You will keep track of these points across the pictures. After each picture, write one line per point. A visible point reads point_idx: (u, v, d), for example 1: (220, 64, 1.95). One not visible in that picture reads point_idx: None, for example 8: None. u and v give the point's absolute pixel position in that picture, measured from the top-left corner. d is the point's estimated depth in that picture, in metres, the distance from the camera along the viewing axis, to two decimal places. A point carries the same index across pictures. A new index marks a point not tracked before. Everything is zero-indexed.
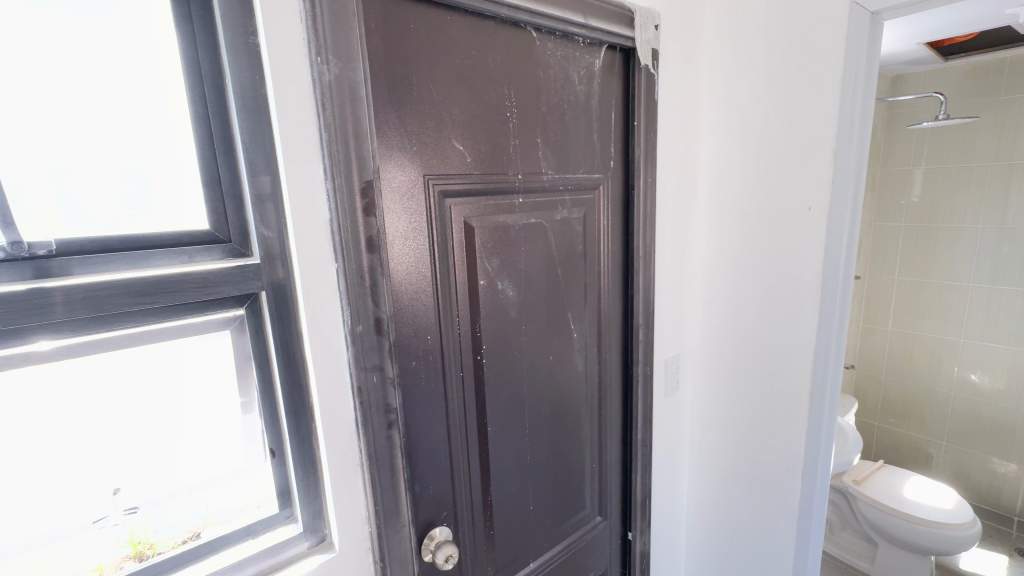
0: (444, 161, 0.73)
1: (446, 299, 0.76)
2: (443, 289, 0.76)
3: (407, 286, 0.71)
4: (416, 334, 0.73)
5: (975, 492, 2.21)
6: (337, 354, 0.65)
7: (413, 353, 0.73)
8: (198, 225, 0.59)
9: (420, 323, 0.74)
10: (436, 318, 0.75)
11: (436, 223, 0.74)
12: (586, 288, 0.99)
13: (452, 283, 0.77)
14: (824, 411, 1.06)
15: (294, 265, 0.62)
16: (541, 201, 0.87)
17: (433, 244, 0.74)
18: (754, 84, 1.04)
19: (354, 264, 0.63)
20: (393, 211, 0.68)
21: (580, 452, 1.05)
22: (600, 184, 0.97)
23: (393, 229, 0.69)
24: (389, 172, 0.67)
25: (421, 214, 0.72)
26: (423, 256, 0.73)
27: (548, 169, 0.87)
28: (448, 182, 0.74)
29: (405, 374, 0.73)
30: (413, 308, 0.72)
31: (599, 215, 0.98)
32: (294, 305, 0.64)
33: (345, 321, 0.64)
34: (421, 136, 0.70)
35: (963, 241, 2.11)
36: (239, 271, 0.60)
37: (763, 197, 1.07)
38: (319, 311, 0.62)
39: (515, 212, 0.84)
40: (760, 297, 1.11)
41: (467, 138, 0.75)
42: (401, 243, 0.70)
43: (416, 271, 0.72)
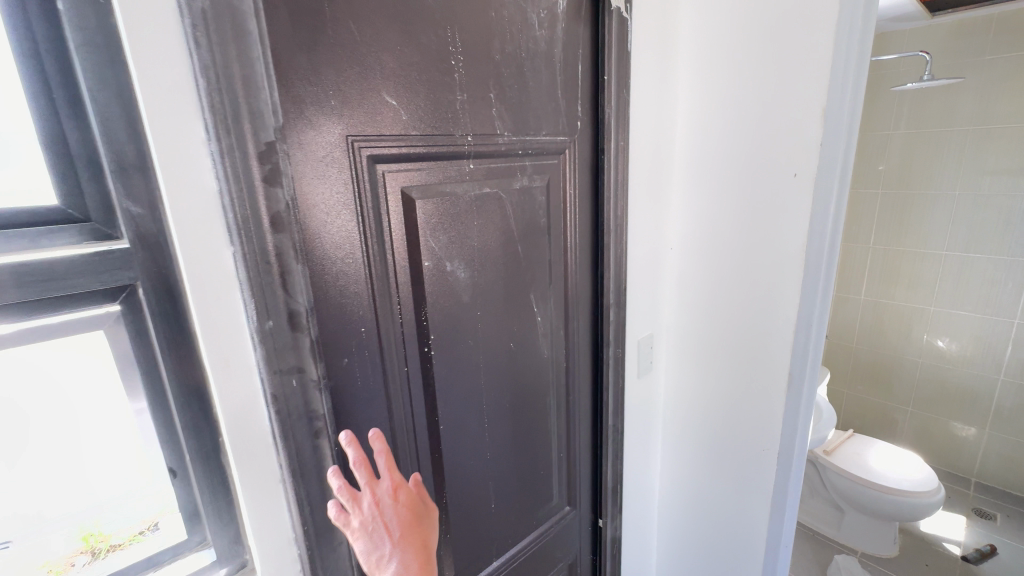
0: (371, 118, 0.60)
1: (383, 284, 0.66)
2: (376, 272, 0.65)
3: (332, 272, 0.60)
4: (345, 327, 0.62)
5: (936, 454, 2.28)
6: (243, 356, 0.53)
7: (343, 347, 0.62)
8: (44, 199, 0.46)
9: (352, 314, 0.63)
10: (370, 307, 0.65)
11: (368, 195, 0.62)
12: (551, 265, 0.89)
13: (387, 264, 0.66)
14: (803, 390, 1.00)
15: (175, 252, 0.50)
16: (497, 166, 0.75)
17: (362, 219, 0.62)
18: (738, 34, 0.92)
19: (256, 247, 0.51)
20: (307, 179, 0.56)
21: (546, 442, 0.97)
22: (566, 148, 0.85)
23: (309, 201, 0.56)
24: (302, 131, 0.54)
25: (347, 185, 0.59)
26: (352, 235, 0.61)
27: (504, 131, 0.75)
28: (379, 144, 0.62)
29: (337, 373, 0.62)
30: (339, 296, 0.61)
31: (565, 183, 0.87)
32: (184, 299, 0.52)
33: (249, 316, 0.52)
34: (340, 85, 0.57)
35: (938, 208, 2.08)
36: (101, 259, 0.47)
37: (744, 163, 0.97)
38: (215, 307, 0.51)
39: (465, 180, 0.72)
40: (740, 270, 1.03)
41: (402, 89, 0.62)
42: (322, 220, 0.58)
43: (341, 252, 0.60)
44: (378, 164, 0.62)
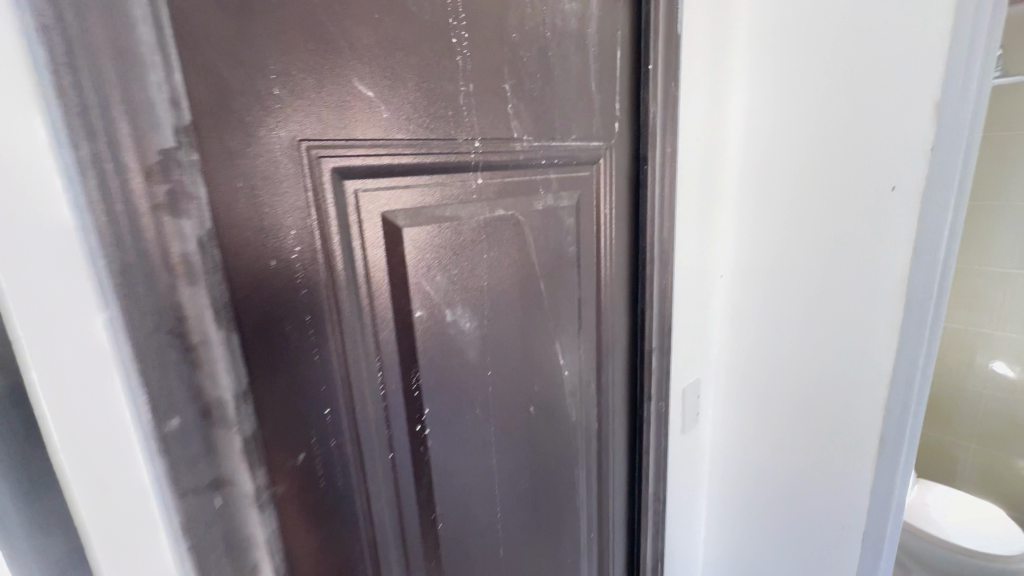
0: (336, 116, 0.42)
1: (355, 346, 0.47)
2: (345, 331, 0.46)
3: (279, 334, 0.42)
4: (298, 409, 0.44)
5: (1003, 496, 2.03)
6: (133, 477, 0.34)
7: (294, 440, 0.44)
8: None
9: (310, 390, 0.45)
10: (335, 380, 0.46)
11: (332, 224, 0.44)
12: (580, 305, 0.70)
13: (360, 318, 0.47)
14: (899, 454, 0.81)
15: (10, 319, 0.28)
16: (514, 181, 0.57)
17: (322, 259, 0.44)
18: (819, 10, 0.73)
19: (145, 309, 0.32)
20: (236, 203, 0.37)
21: (575, 522, 0.77)
22: (601, 157, 0.67)
23: (241, 237, 0.38)
24: (229, 133, 0.36)
25: (300, 211, 0.41)
26: (307, 281, 0.43)
27: (523, 135, 0.57)
28: (350, 152, 0.44)
29: (286, 477, 0.44)
30: (291, 367, 0.43)
31: (600, 201, 0.69)
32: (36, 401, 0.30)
33: (138, 417, 0.33)
34: (290, 69, 0.39)
35: (1007, 220, 1.84)
36: None
37: (822, 172, 0.78)
38: (82, 403, 0.31)
39: (472, 201, 0.54)
40: (814, 304, 0.84)
41: (382, 77, 0.44)
42: (259, 264, 0.39)
43: (291, 305, 0.42)
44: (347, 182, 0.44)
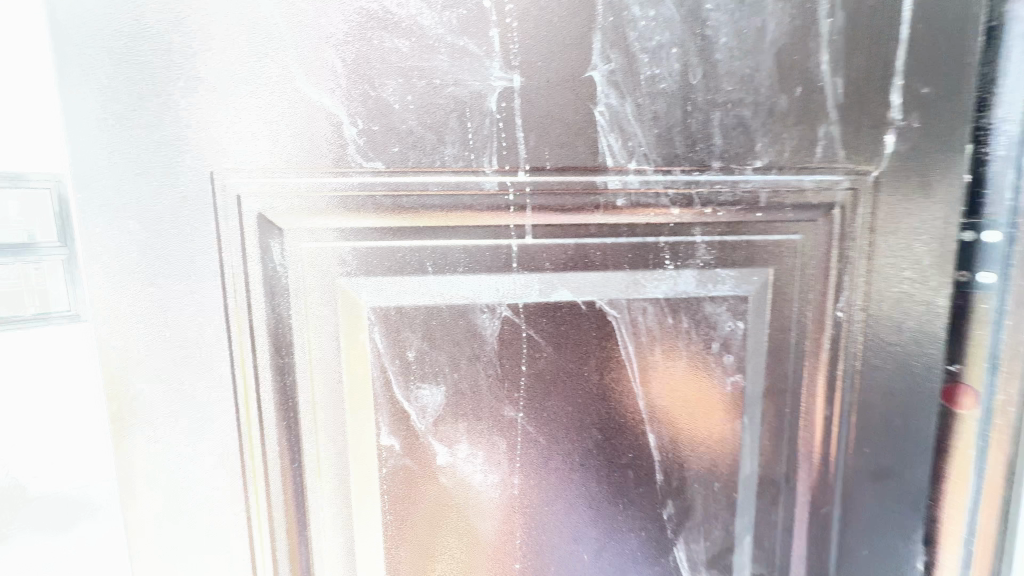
0: (268, 140, 0.28)
1: (280, 476, 0.31)
2: (265, 453, 0.31)
3: (172, 435, 0.31)
4: (191, 541, 0.32)
5: None
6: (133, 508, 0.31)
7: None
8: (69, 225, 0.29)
9: (200, 511, 0.32)
10: (249, 517, 0.32)
11: (260, 290, 0.30)
12: (753, 497, 0.35)
13: (294, 440, 0.31)
14: None
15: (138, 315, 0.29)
16: (603, 246, 0.31)
17: (238, 340, 0.30)
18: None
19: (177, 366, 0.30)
20: (105, 237, 0.28)
21: None
22: (837, 206, 0.32)
23: (114, 286, 0.29)
24: (105, 145, 0.27)
25: (209, 268, 0.29)
26: (216, 372, 0.30)
27: (632, 162, 0.30)
28: (290, 190, 0.29)
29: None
30: (189, 485, 0.31)
31: (827, 292, 0.33)
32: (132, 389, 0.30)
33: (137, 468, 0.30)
34: (206, 79, 0.27)
35: None
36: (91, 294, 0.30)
37: None
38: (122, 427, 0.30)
39: (512, 273, 0.31)
40: None
41: (346, 75, 0.28)
42: (147, 331, 0.29)
43: (190, 398, 0.30)
44: (285, 232, 0.29)
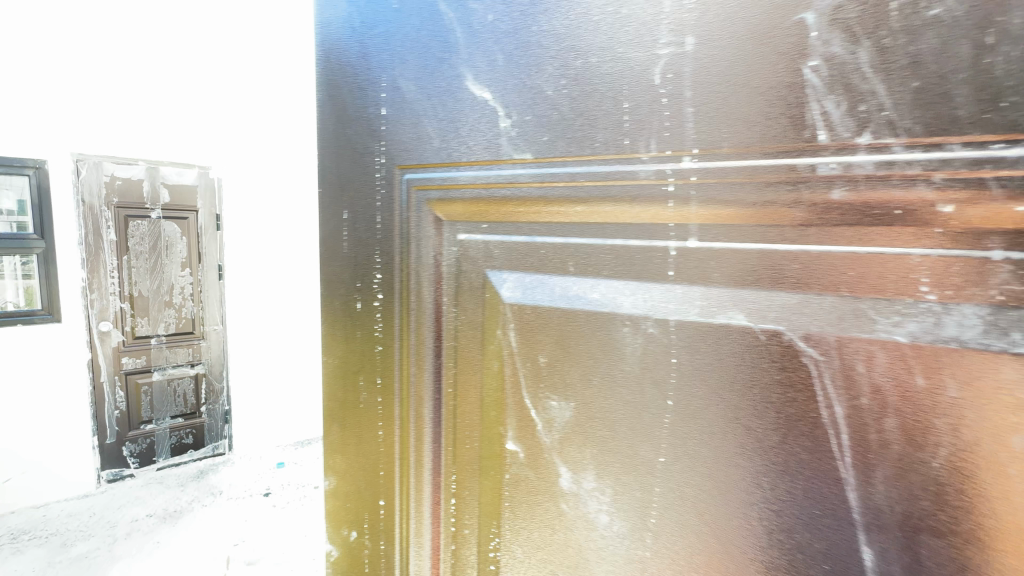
0: (438, 137, 0.31)
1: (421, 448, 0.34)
2: (414, 425, 0.34)
3: (354, 390, 0.37)
4: (360, 485, 0.37)
5: None
6: (358, 442, 0.37)
7: (355, 516, 0.38)
8: (328, 202, 0.36)
9: (367, 455, 0.37)
10: (398, 480, 0.35)
11: (425, 274, 0.32)
12: None
13: (436, 417, 0.33)
14: None
15: (375, 281, 0.34)
16: (803, 257, 0.22)
17: (408, 318, 0.33)
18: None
19: (394, 333, 0.34)
20: (328, 210, 0.36)
21: None
22: None
23: (328, 255, 0.37)
24: (336, 137, 0.35)
25: (385, 244, 0.34)
26: (385, 343, 0.34)
27: (859, 134, 0.20)
28: (456, 188, 0.30)
29: (341, 547, 0.39)
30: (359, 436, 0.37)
31: None
32: (359, 334, 0.36)
33: (370, 406, 0.36)
34: (398, 83, 0.32)
35: None
36: (327, 257, 0.37)
37: None
38: (352, 373, 0.36)
39: (663, 281, 0.25)
40: None
41: (504, 66, 0.28)
42: (345, 300, 0.36)
43: (367, 362, 0.35)
44: (447, 224, 0.31)
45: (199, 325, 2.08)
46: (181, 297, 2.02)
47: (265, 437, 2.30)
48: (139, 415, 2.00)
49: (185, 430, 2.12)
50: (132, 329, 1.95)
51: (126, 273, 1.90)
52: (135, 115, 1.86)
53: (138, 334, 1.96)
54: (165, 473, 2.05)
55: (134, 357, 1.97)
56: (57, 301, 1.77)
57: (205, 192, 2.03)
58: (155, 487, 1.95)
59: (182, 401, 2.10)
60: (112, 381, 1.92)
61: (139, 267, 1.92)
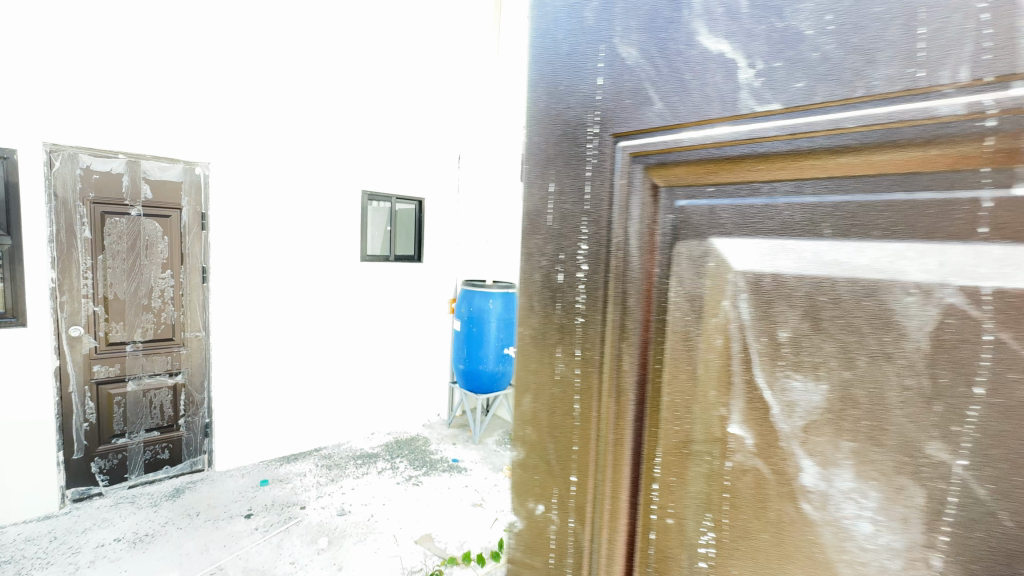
0: (662, 101, 0.30)
1: (620, 428, 0.34)
2: (610, 400, 0.35)
3: (547, 365, 0.38)
4: (549, 459, 0.38)
5: None
6: (550, 410, 0.38)
7: (542, 488, 0.39)
8: (537, 178, 0.38)
9: (557, 425, 0.38)
10: (592, 456, 0.36)
11: (637, 244, 0.33)
12: None
13: (636, 393, 0.34)
14: None
15: (583, 254, 0.35)
16: None
17: (615, 289, 0.33)
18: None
19: (599, 302, 0.34)
20: (534, 183, 0.38)
21: None
22: None
23: (530, 229, 0.38)
24: (545, 109, 0.37)
25: (594, 218, 0.34)
26: (588, 313, 0.35)
27: None
28: (686, 153, 0.30)
29: (525, 518, 0.40)
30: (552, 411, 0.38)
31: None
32: (561, 305, 0.37)
33: (568, 378, 0.37)
34: (623, 55, 0.32)
35: None
36: (532, 231, 0.38)
37: None
38: (552, 341, 0.38)
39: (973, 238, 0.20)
40: None
41: (750, 14, 0.26)
42: (546, 272, 0.37)
43: (564, 334, 0.37)
44: (665, 190, 0.32)
45: (180, 331, 1.95)
46: (160, 300, 1.89)
47: (248, 452, 2.15)
48: (111, 428, 1.85)
49: (161, 444, 1.97)
50: (105, 336, 1.80)
51: (103, 273, 1.76)
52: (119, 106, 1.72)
53: (112, 341, 1.82)
54: (137, 492, 1.90)
55: (107, 365, 1.82)
56: (24, 302, 1.61)
57: (190, 189, 1.91)
58: (126, 507, 1.79)
59: (158, 413, 1.95)
60: (82, 391, 1.77)
61: (116, 269, 1.79)
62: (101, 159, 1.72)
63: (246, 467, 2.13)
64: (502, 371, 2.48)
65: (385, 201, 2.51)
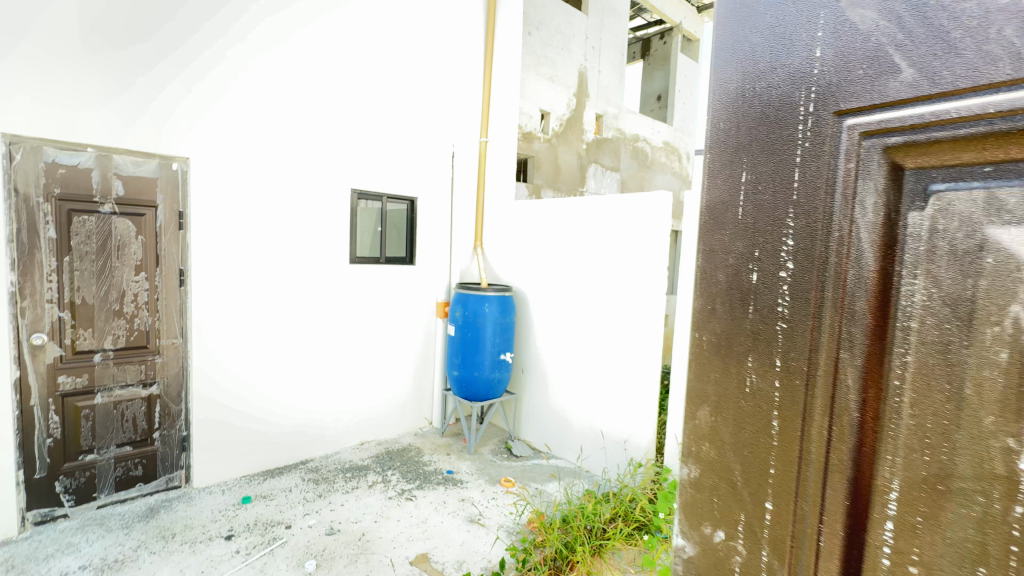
0: (918, 74, 0.26)
1: (837, 426, 0.30)
2: (822, 409, 0.31)
3: (736, 374, 0.36)
4: (735, 480, 0.36)
5: None
6: (752, 414, 0.35)
7: (724, 507, 0.37)
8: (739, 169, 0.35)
9: (750, 450, 0.35)
10: (796, 469, 0.32)
11: (882, 236, 0.28)
12: None
13: (856, 401, 0.30)
14: None
15: (802, 251, 0.31)
16: None
17: (848, 292, 0.29)
18: None
19: (825, 305, 0.30)
20: (722, 180, 0.36)
21: None
22: None
23: (734, 221, 0.35)
24: (760, 100, 0.34)
25: (804, 211, 0.31)
26: (790, 314, 0.32)
27: None
28: (948, 138, 0.26)
29: (704, 533, 0.39)
30: (746, 429, 0.35)
31: None
32: (771, 301, 0.33)
33: (778, 381, 0.33)
34: (861, 24, 0.28)
35: None
36: (731, 224, 0.36)
37: None
38: (758, 342, 0.34)
39: None
40: None
41: None
42: (757, 267, 0.34)
43: (760, 337, 0.34)
44: (913, 173, 0.28)
45: (155, 338, 1.82)
46: (133, 305, 1.76)
47: (229, 466, 2.01)
48: (79, 443, 1.71)
49: (134, 460, 1.82)
50: (71, 344, 1.66)
51: (68, 276, 1.63)
52: (88, 95, 1.58)
53: (80, 349, 1.68)
54: (106, 512, 1.75)
55: (73, 376, 1.67)
56: None
57: (167, 185, 1.78)
58: (93, 530, 1.65)
59: (130, 426, 1.81)
60: (45, 405, 1.63)
61: (84, 271, 1.66)
62: (67, 153, 1.59)
63: (227, 483, 1.99)
64: (499, 378, 2.39)
65: (376, 200, 2.39)
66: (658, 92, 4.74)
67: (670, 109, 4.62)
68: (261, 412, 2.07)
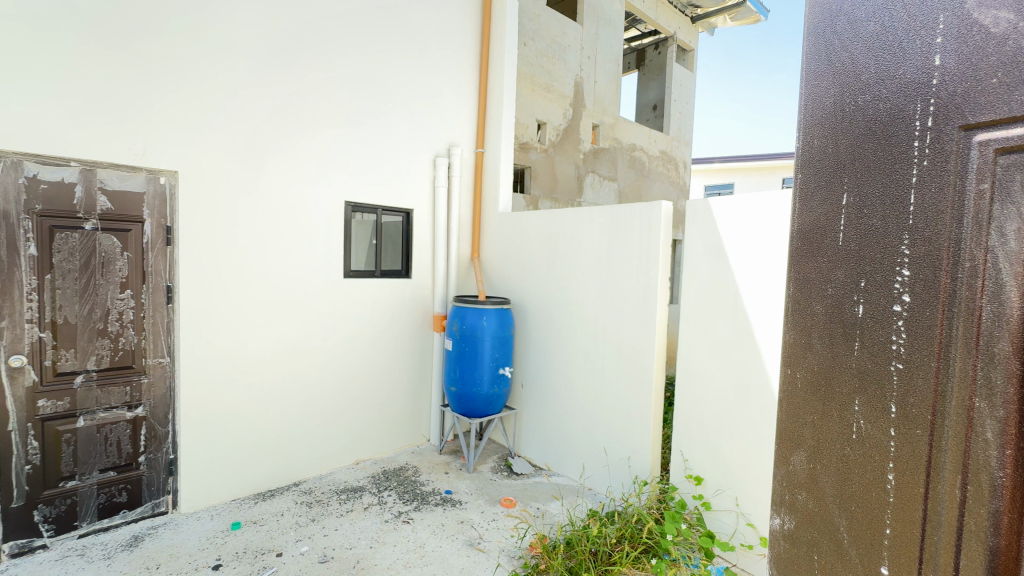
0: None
1: (972, 485, 0.36)
2: (956, 408, 0.37)
3: (851, 420, 0.44)
4: (841, 531, 0.45)
5: None
6: (879, 419, 0.42)
7: (829, 551, 0.46)
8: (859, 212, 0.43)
9: (855, 497, 0.44)
10: (920, 509, 0.39)
11: (1004, 294, 0.35)
12: None
13: (997, 418, 0.35)
14: None
15: (923, 289, 0.39)
16: None
17: (978, 339, 0.36)
18: None
19: (951, 336, 0.38)
20: (850, 223, 0.44)
21: None
22: None
23: (856, 271, 0.44)
24: (876, 148, 0.42)
25: (922, 237, 0.39)
26: (907, 343, 0.40)
27: None
28: None
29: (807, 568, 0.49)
30: (856, 481, 0.44)
31: None
32: (899, 330, 0.41)
33: (906, 381, 0.40)
34: (974, 90, 0.36)
35: None
36: (854, 267, 0.44)
37: None
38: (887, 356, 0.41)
39: None
40: None
41: None
42: (872, 317, 0.42)
43: (866, 377, 0.43)
44: None
45: (140, 358, 1.75)
46: (118, 324, 1.70)
47: (219, 490, 1.93)
48: (59, 470, 1.63)
49: (117, 486, 1.75)
50: (51, 366, 1.59)
51: (50, 295, 1.57)
52: (74, 108, 1.54)
53: (61, 370, 1.61)
54: (88, 541, 1.67)
55: (53, 400, 1.61)
56: None
57: (153, 200, 1.73)
58: (73, 561, 1.56)
59: (114, 450, 1.73)
60: (25, 430, 1.56)
61: (66, 289, 1.60)
62: (51, 168, 1.54)
63: (216, 507, 1.91)
64: (498, 392, 2.32)
65: (370, 212, 2.34)
66: (653, 102, 4.73)
67: (667, 118, 4.60)
68: (254, 432, 2.01)
